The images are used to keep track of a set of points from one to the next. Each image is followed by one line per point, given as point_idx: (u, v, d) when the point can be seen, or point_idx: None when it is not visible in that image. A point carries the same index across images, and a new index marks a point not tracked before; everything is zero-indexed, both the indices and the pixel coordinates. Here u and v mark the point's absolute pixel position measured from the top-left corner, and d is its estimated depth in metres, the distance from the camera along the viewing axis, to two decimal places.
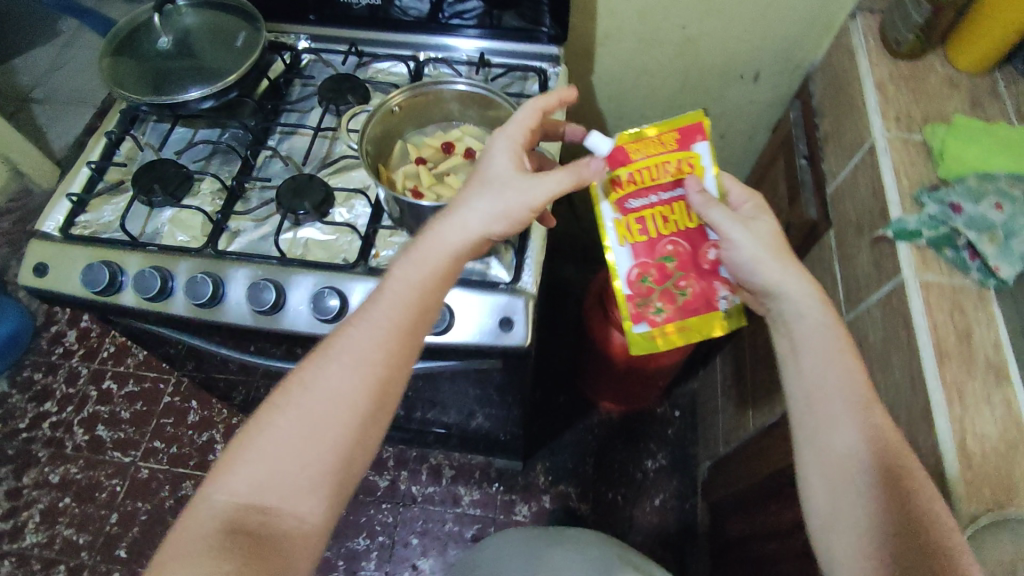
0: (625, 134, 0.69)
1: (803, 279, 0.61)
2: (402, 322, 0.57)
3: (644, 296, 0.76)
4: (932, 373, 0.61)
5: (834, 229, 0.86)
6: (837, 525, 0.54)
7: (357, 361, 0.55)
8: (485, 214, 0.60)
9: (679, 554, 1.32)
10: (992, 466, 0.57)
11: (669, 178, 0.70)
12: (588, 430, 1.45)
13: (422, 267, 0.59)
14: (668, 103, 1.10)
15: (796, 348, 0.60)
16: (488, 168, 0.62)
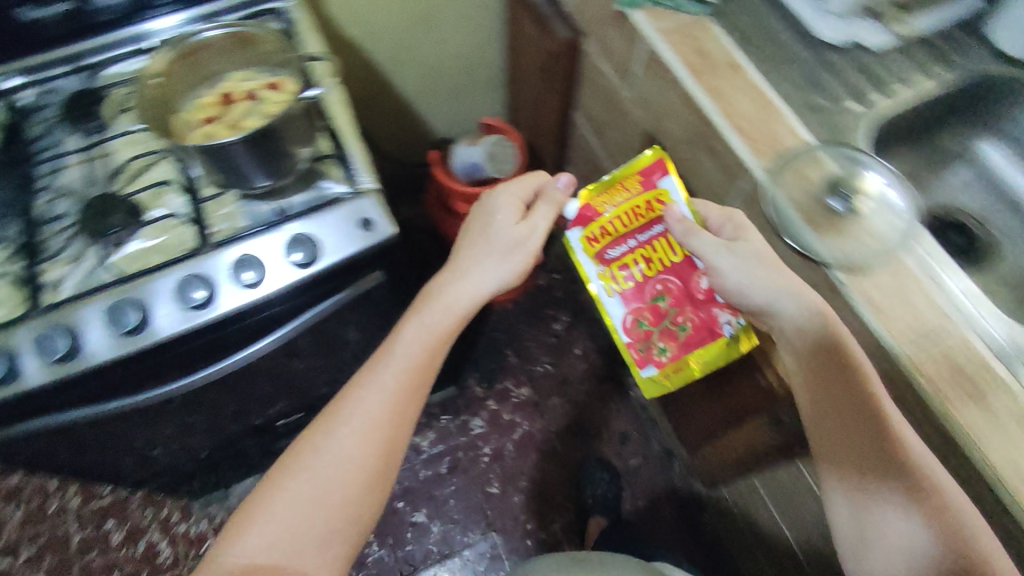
0: (587, 192, 0.77)
1: (801, 295, 0.65)
2: (404, 382, 0.70)
3: (644, 340, 0.77)
4: (697, 89, 0.76)
5: (587, 36, 0.99)
6: (843, 442, 0.65)
7: (364, 423, 0.68)
8: (486, 274, 0.74)
9: (615, 379, 1.49)
10: (762, 129, 0.73)
11: (640, 220, 0.75)
12: (495, 328, 1.54)
13: (424, 327, 0.73)
14: (407, 5, 1.15)
15: (772, 300, 0.67)
16: (489, 228, 0.76)
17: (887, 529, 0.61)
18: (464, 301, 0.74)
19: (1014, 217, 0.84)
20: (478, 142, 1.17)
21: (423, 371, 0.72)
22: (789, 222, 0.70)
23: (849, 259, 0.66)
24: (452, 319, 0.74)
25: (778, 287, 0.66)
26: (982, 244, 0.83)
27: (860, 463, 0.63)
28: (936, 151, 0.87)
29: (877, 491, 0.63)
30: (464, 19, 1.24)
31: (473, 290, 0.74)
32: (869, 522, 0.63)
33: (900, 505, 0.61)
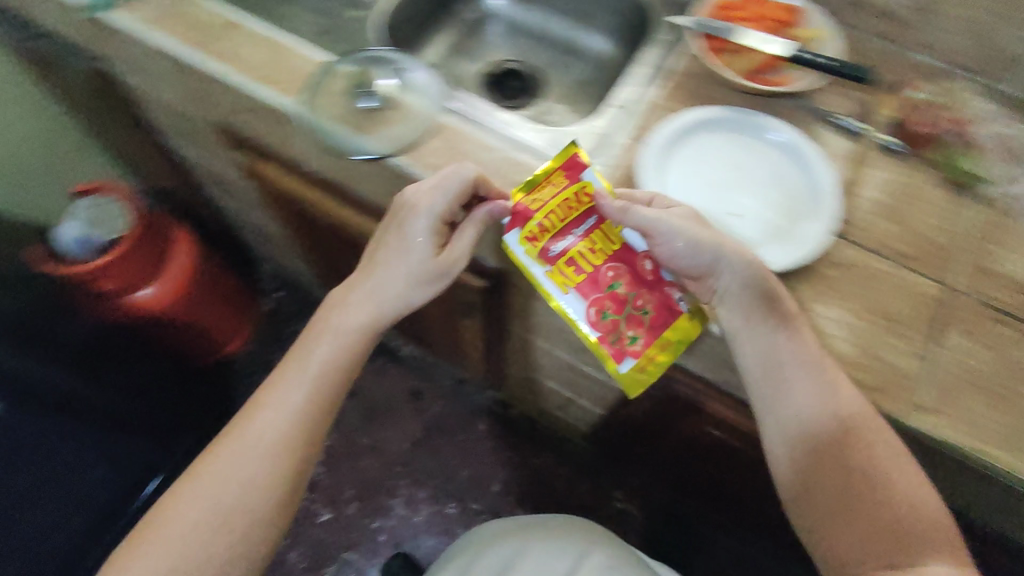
0: (518, 189, 0.67)
1: (734, 248, 0.61)
2: (318, 400, 0.65)
3: (612, 331, 0.66)
4: (203, 60, 0.73)
5: (103, 58, 0.90)
6: (783, 361, 0.59)
7: (274, 442, 0.62)
8: (409, 296, 0.67)
9: (383, 349, 1.49)
10: (279, 68, 0.73)
11: (573, 212, 0.67)
12: (247, 375, 1.45)
13: (340, 345, 0.66)
14: None
15: (716, 257, 0.61)
16: (411, 246, 0.66)
17: (835, 445, 0.57)
18: (383, 321, 0.67)
19: (545, 47, 0.97)
20: (71, 212, 1.04)
21: (336, 392, 0.66)
22: (343, 139, 0.71)
23: (401, 140, 0.70)
24: (367, 337, 0.67)
25: (722, 240, 0.61)
26: (535, 79, 0.95)
27: (801, 376, 0.58)
28: (460, 22, 0.97)
29: (816, 400, 0.58)
30: None
31: (395, 310, 0.67)
32: (811, 431, 0.58)
33: (845, 426, 0.57)
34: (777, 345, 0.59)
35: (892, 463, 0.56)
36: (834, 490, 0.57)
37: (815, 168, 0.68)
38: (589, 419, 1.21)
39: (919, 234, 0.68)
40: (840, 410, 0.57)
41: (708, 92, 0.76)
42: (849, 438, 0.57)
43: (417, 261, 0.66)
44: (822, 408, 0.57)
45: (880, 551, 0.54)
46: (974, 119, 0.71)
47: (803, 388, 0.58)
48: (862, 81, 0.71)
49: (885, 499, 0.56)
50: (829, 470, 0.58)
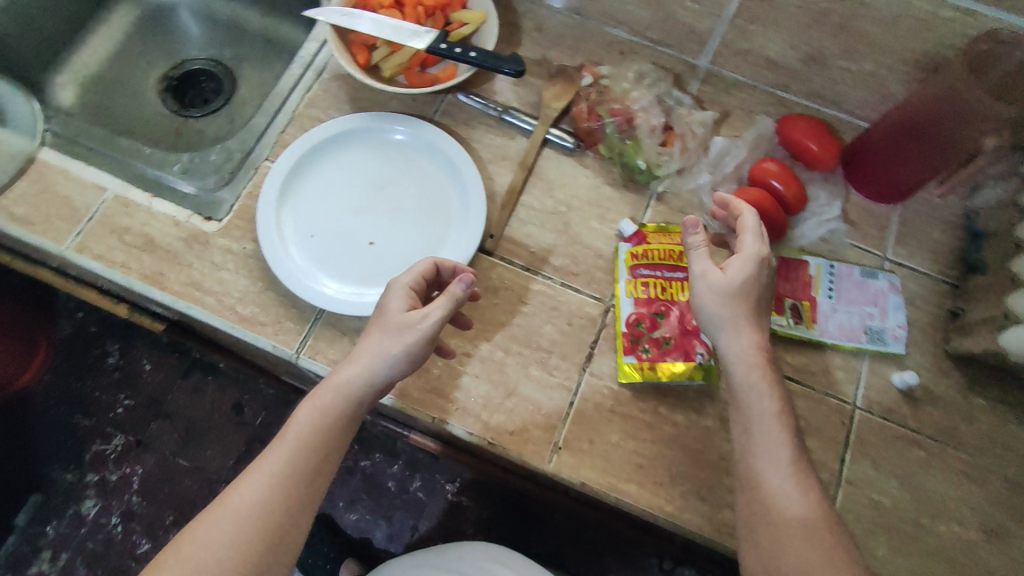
0: (649, 224, 0.60)
1: (739, 339, 0.46)
2: (304, 471, 0.46)
3: (636, 336, 0.56)
4: None
5: None
6: (750, 444, 0.44)
7: (250, 524, 0.44)
8: (381, 354, 0.48)
9: (199, 363, 1.38)
10: None
11: (671, 252, 0.59)
12: (47, 407, 1.32)
13: (322, 405, 0.47)
14: None
15: (718, 327, 0.47)
16: (391, 302, 0.50)
17: (788, 551, 0.41)
18: (361, 395, 0.48)
19: (239, 42, 0.84)
20: None
21: (327, 460, 0.47)
22: None
23: None
24: (348, 403, 0.47)
25: (734, 327, 0.46)
26: (225, 78, 0.82)
27: (765, 460, 0.44)
28: (131, 23, 0.82)
29: (772, 485, 0.43)
30: None
31: (371, 377, 0.48)
32: (768, 532, 0.42)
33: (804, 527, 0.41)
34: (753, 430, 0.45)
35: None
36: None
37: (465, 176, 0.59)
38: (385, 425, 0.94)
39: (584, 241, 0.60)
40: (784, 507, 0.42)
41: (364, 97, 0.65)
42: (806, 546, 0.41)
43: (393, 325, 0.49)
44: (767, 502, 0.43)
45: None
46: (642, 108, 0.63)
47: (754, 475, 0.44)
48: (520, 74, 0.61)
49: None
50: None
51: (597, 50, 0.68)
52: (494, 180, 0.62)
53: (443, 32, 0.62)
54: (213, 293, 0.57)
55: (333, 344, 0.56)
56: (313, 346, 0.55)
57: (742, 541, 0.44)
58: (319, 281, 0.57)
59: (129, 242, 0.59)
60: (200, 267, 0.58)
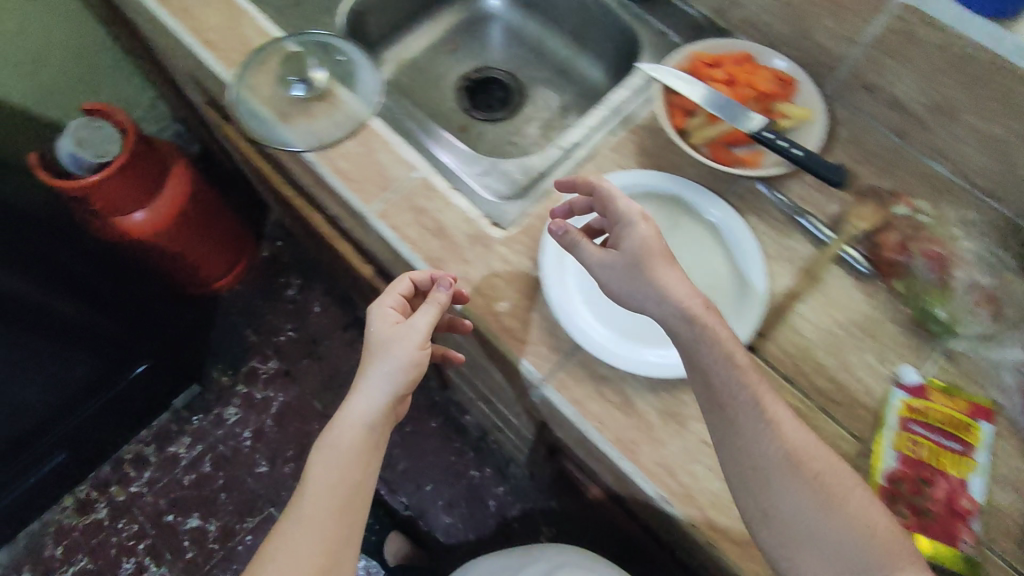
0: (930, 378, 0.56)
1: (668, 297, 0.50)
2: (337, 499, 0.54)
3: (893, 494, 0.51)
4: (162, 13, 0.74)
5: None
6: (733, 413, 0.47)
7: (304, 560, 0.50)
8: (378, 373, 0.57)
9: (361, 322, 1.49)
10: (229, 39, 0.72)
11: (952, 418, 0.54)
12: (229, 314, 1.50)
13: (337, 440, 0.55)
14: None
15: (638, 302, 0.51)
16: (374, 329, 0.59)
17: (797, 495, 0.44)
18: (371, 413, 0.56)
19: (539, 63, 0.89)
20: (65, 132, 1.06)
21: (353, 488, 0.54)
22: (263, 120, 0.68)
23: (321, 138, 0.66)
24: (358, 428, 0.56)
25: (655, 292, 0.50)
26: (516, 93, 0.88)
27: (742, 416, 0.47)
28: (454, 20, 0.90)
29: (751, 437, 0.46)
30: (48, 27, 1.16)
31: (374, 397, 0.56)
32: (765, 479, 0.45)
33: (791, 468, 0.45)
34: (734, 395, 0.47)
35: (846, 518, 0.44)
36: (807, 559, 0.43)
37: (750, 263, 0.59)
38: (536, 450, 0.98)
39: (852, 372, 0.57)
40: (795, 446, 0.46)
41: (665, 157, 0.67)
42: (796, 489, 0.44)
43: (380, 343, 0.58)
44: (774, 447, 0.46)
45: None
46: (956, 258, 0.59)
47: (735, 428, 0.47)
48: (839, 185, 0.59)
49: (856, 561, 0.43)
50: (790, 540, 0.44)
51: (914, 180, 0.65)
52: (773, 278, 0.61)
53: (768, 121, 0.62)
54: (484, 296, 0.60)
55: (581, 383, 0.56)
56: (562, 378, 0.56)
57: (746, 499, 0.46)
58: (588, 320, 0.58)
59: (424, 223, 0.63)
60: (479, 267, 0.61)
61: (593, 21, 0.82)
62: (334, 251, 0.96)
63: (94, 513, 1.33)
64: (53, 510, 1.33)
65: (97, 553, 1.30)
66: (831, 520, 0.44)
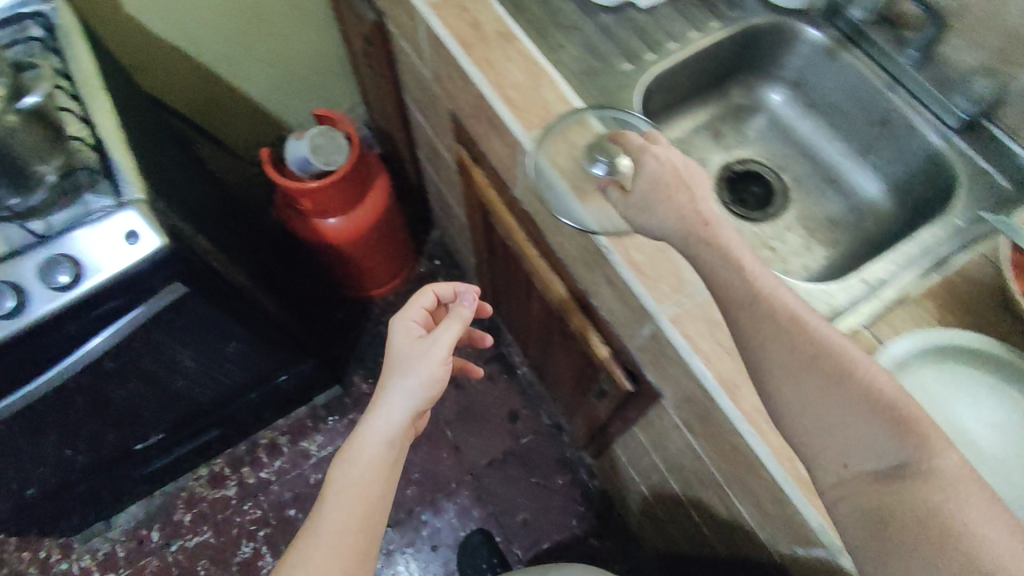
0: None
1: (677, 219, 0.51)
2: (370, 488, 0.66)
3: None
4: (465, 60, 0.74)
5: (388, 18, 0.95)
6: (743, 316, 0.48)
7: (343, 538, 0.63)
8: (405, 384, 0.69)
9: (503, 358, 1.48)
10: (528, 99, 0.72)
11: None
12: (378, 322, 1.51)
13: (365, 442, 0.67)
14: (226, 17, 1.11)
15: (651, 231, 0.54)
16: (399, 345, 0.72)
17: (812, 395, 0.46)
18: (399, 417, 0.68)
19: (809, 166, 0.83)
20: (304, 134, 1.09)
21: (381, 480, 0.67)
22: (553, 190, 0.67)
23: (613, 223, 0.63)
24: (389, 428, 0.68)
25: (669, 217, 0.52)
26: (778, 193, 0.83)
27: (742, 313, 0.48)
28: (727, 104, 0.86)
29: (759, 334, 0.48)
30: (295, 28, 1.22)
31: (403, 405, 0.68)
32: (776, 382, 0.47)
33: (802, 364, 0.46)
34: (740, 291, 0.48)
35: (862, 406, 0.45)
36: (825, 451, 0.46)
37: None
38: (702, 551, 0.93)
39: None
40: (812, 338, 0.46)
41: (988, 316, 0.61)
42: (807, 388, 0.46)
43: (407, 356, 0.70)
44: (788, 343, 0.47)
45: (895, 534, 0.42)
46: None
47: (747, 336, 0.48)
48: None
49: (875, 447, 0.45)
50: (808, 438, 0.47)
51: None
52: None
53: None
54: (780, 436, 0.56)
55: None
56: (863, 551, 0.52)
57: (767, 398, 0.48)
58: None
59: (720, 338, 0.60)
60: None
61: (890, 139, 0.77)
62: (545, 307, 0.94)
63: (223, 490, 1.38)
64: (189, 476, 1.38)
65: (220, 531, 1.34)
66: (843, 405, 0.45)
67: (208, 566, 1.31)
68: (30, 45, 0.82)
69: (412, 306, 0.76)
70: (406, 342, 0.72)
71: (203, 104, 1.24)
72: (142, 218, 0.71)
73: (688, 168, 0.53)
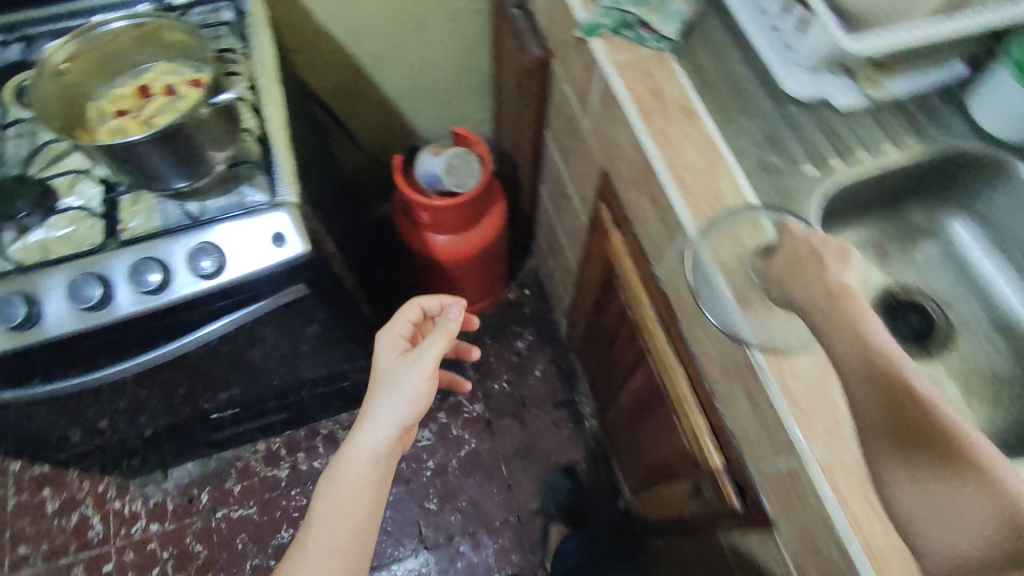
0: None
1: (815, 291, 0.49)
2: (362, 490, 0.72)
3: None
4: (640, 127, 0.71)
5: (556, 57, 0.93)
6: (849, 373, 0.45)
7: (338, 537, 0.70)
8: (393, 394, 0.75)
9: (572, 406, 1.45)
10: (701, 182, 0.68)
11: None
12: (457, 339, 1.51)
13: (355, 448, 0.73)
14: (391, 18, 1.13)
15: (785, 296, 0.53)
16: (387, 360, 0.79)
17: (912, 466, 0.42)
18: (389, 426, 0.74)
19: (982, 310, 0.75)
20: (443, 152, 1.11)
21: (373, 483, 0.73)
22: (717, 290, 0.63)
23: (770, 340, 0.60)
24: (379, 437, 0.73)
25: (808, 290, 0.50)
26: (943, 333, 0.75)
27: (852, 370, 0.45)
28: (900, 225, 0.79)
29: (873, 399, 0.44)
30: (449, 39, 1.23)
31: (393, 416, 0.74)
32: (875, 442, 0.44)
33: (907, 429, 0.42)
34: (853, 347, 0.45)
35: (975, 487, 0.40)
36: (925, 522, 0.42)
37: None
38: None
39: None
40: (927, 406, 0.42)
41: None
42: (911, 455, 0.42)
43: (394, 371, 0.77)
44: (895, 407, 0.43)
45: None
46: None
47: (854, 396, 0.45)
48: None
49: (987, 531, 0.40)
50: (906, 507, 0.43)
51: None
52: None
53: None
54: None
55: None
56: None
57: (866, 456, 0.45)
58: None
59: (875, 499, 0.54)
60: None
61: None
62: (649, 385, 0.90)
63: (276, 469, 1.39)
64: (248, 448, 1.41)
65: (265, 510, 1.36)
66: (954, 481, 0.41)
67: (247, 541, 1.33)
68: (218, 28, 0.84)
69: (398, 323, 0.84)
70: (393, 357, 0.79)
71: (346, 96, 1.26)
72: (294, 222, 0.71)
73: (837, 248, 0.51)
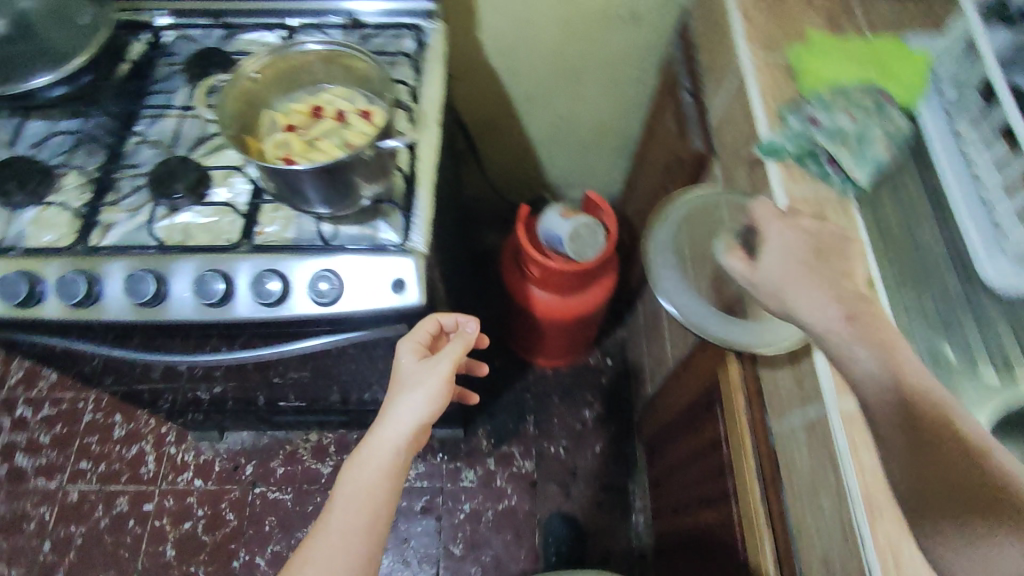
0: None
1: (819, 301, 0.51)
2: (379, 484, 0.67)
3: None
4: None
5: (719, 157, 0.88)
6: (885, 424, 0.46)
7: (353, 534, 0.64)
8: (413, 392, 0.71)
9: (623, 494, 1.37)
10: None
11: None
12: (526, 389, 1.47)
13: (372, 442, 0.68)
14: (556, 65, 1.12)
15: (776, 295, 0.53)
16: (405, 364, 0.74)
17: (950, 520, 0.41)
18: (409, 421, 0.69)
19: None
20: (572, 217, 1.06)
21: (390, 478, 0.68)
22: (844, 484, 0.57)
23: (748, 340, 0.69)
24: (398, 432, 0.68)
25: (806, 296, 0.52)
26: None
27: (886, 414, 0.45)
28: None
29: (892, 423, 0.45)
30: (606, 98, 1.20)
31: (414, 412, 0.69)
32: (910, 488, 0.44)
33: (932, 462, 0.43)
34: (880, 384, 0.46)
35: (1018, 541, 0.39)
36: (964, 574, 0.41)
37: None
38: None
39: None
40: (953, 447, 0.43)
41: None
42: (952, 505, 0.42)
43: (413, 373, 0.73)
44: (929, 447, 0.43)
45: None
46: None
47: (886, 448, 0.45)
48: None
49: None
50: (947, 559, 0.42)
51: None
52: None
53: None
54: None
55: None
56: None
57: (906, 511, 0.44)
58: None
59: None
60: None
61: None
62: (724, 532, 0.82)
63: (320, 464, 1.41)
64: (301, 436, 1.43)
65: (300, 501, 1.37)
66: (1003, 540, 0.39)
67: (275, 525, 1.35)
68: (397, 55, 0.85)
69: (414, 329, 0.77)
70: (411, 359, 0.74)
71: (489, 128, 1.26)
72: (417, 271, 0.70)
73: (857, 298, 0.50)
